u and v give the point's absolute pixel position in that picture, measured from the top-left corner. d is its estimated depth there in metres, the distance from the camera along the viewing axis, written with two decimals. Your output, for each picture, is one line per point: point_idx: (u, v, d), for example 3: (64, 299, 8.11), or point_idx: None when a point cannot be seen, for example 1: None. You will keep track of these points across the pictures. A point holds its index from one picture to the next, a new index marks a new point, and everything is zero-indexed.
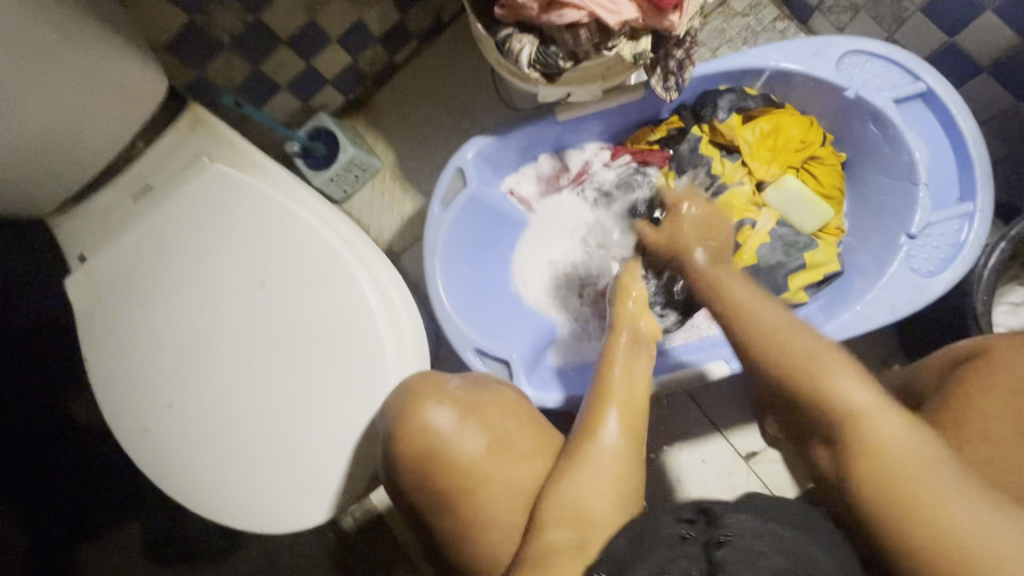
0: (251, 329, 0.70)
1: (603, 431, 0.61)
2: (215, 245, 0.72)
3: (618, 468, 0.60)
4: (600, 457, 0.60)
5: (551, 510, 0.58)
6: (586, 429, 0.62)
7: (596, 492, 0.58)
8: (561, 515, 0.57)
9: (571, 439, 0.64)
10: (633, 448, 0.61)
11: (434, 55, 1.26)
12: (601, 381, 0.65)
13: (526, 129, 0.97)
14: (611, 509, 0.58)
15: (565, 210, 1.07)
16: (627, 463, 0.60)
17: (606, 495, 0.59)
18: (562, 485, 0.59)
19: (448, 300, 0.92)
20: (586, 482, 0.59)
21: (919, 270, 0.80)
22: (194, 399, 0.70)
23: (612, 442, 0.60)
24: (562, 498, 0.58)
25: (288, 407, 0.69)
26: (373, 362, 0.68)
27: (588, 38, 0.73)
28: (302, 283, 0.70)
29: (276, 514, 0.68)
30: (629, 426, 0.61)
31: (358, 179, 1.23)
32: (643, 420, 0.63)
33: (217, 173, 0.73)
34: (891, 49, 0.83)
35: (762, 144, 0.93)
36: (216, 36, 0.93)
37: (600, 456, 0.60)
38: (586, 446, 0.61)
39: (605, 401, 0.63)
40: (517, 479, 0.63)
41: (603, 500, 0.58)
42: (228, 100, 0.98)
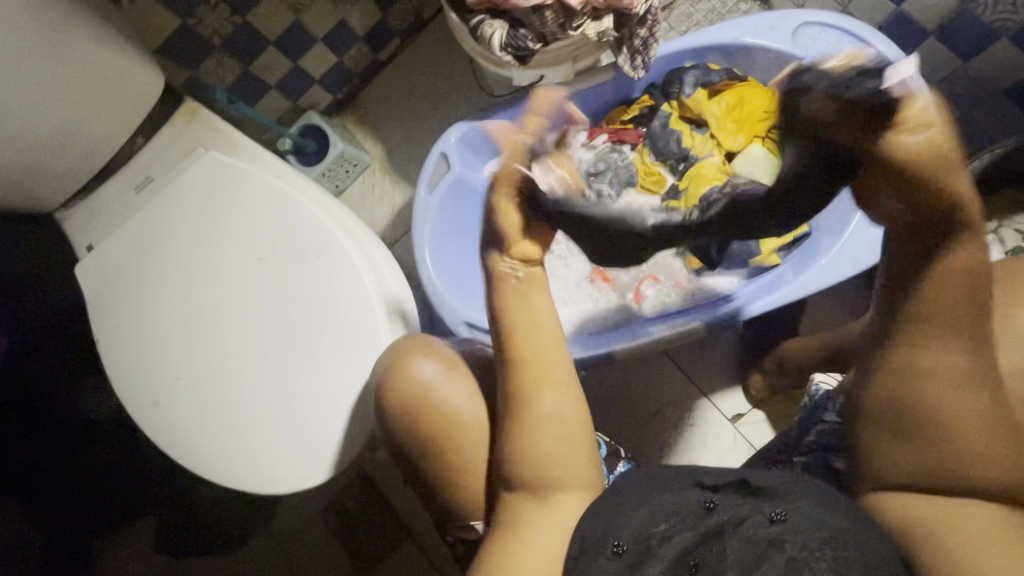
0: (250, 303, 0.75)
1: (530, 390, 0.62)
2: (213, 227, 0.77)
3: (556, 416, 0.63)
4: (534, 413, 0.62)
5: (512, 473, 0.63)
6: (514, 387, 0.63)
7: (540, 453, 0.62)
8: (523, 478, 0.63)
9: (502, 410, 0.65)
10: (567, 402, 0.64)
11: (417, 53, 1.32)
12: (524, 354, 0.63)
13: (505, 113, 1.03)
14: (562, 457, 0.62)
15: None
16: (564, 420, 0.63)
17: (553, 445, 0.62)
18: (512, 448, 0.63)
19: (438, 278, 0.97)
20: (530, 439, 0.62)
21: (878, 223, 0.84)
22: (198, 370, 0.74)
23: (547, 410, 0.62)
24: (515, 459, 0.62)
25: (288, 374, 0.73)
26: (365, 327, 0.73)
27: (554, 19, 0.79)
28: (296, 258, 0.75)
29: (280, 474, 0.72)
30: (557, 387, 0.63)
31: (348, 173, 1.29)
32: (565, 366, 0.64)
33: (213, 160, 0.78)
34: (843, 19, 0.89)
35: (727, 116, 0.98)
36: (208, 39, 0.98)
37: (535, 414, 0.62)
38: (519, 416, 0.63)
39: (522, 371, 0.63)
40: (492, 426, 0.67)
41: (554, 458, 0.62)
42: (222, 96, 1.07)
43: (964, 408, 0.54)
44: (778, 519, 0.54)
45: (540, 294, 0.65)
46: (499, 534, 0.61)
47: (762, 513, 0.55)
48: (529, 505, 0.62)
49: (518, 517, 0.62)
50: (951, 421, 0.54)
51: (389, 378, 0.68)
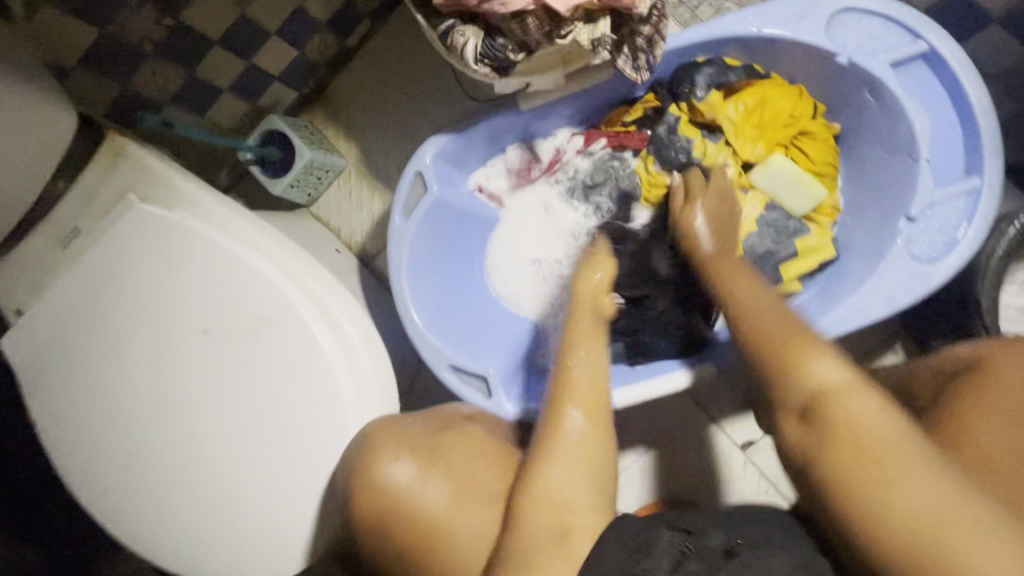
0: (202, 381, 0.66)
1: (565, 419, 0.59)
2: (152, 291, 0.67)
3: (590, 451, 0.58)
4: (567, 441, 0.58)
5: (528, 506, 0.57)
6: (553, 410, 0.60)
7: (565, 481, 0.57)
8: (548, 505, 0.56)
9: (534, 436, 0.61)
10: (600, 430, 0.59)
11: (389, 36, 1.16)
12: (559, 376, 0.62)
13: (487, 122, 0.89)
14: (591, 491, 0.57)
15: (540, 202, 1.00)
16: (593, 446, 0.58)
17: (587, 481, 0.57)
18: (538, 470, 0.58)
19: (418, 316, 0.86)
20: (562, 469, 0.57)
21: (920, 256, 0.73)
22: (151, 455, 0.66)
23: (576, 426, 0.59)
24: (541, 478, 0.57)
25: (250, 462, 0.65)
26: (332, 403, 0.64)
27: (538, 27, 0.65)
28: (249, 330, 0.65)
29: (247, 565, 0.65)
30: (591, 410, 0.59)
31: (321, 181, 1.16)
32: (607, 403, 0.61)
33: (145, 213, 0.67)
34: (888, 5, 0.73)
35: (745, 121, 0.85)
36: (138, 46, 0.83)
37: (578, 435, 0.58)
38: (551, 433, 0.59)
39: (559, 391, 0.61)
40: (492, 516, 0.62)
41: (577, 492, 0.57)
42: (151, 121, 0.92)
43: (831, 383, 0.52)
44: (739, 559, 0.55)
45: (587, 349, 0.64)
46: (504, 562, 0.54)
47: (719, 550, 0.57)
48: (546, 534, 0.55)
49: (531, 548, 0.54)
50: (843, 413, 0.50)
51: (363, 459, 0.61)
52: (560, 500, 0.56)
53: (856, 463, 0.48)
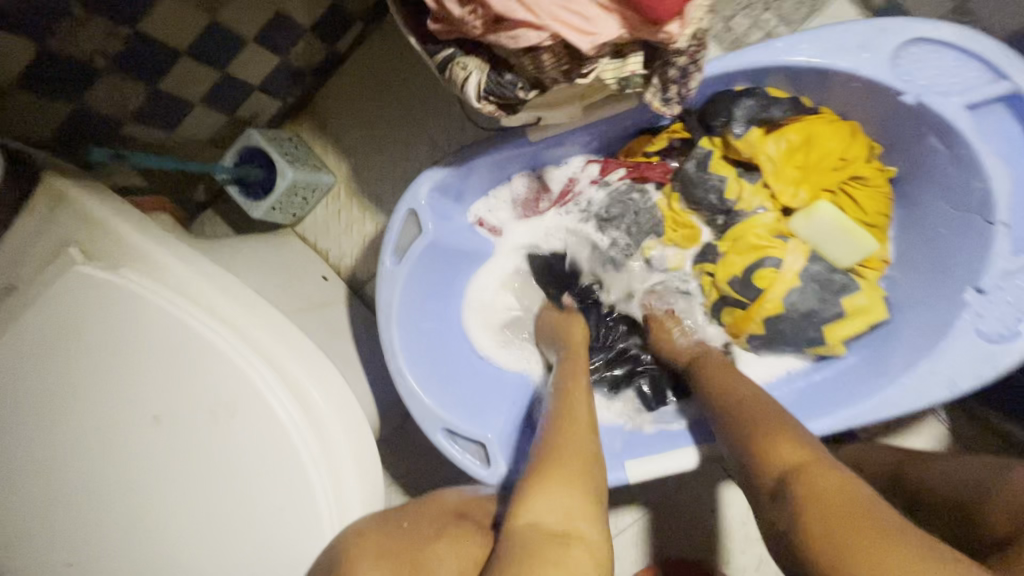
0: (153, 474, 0.57)
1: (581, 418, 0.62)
2: (96, 368, 0.57)
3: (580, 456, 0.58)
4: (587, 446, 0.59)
5: (530, 509, 0.53)
6: (554, 427, 0.62)
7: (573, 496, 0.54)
8: (548, 517, 0.52)
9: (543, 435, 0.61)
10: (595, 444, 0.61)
11: (384, 39, 1.04)
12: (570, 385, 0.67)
13: (490, 153, 0.77)
14: (580, 507, 0.53)
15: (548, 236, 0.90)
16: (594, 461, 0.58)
17: (577, 497, 0.54)
18: (534, 490, 0.55)
19: (411, 373, 0.77)
20: (560, 489, 0.54)
21: (989, 334, 0.64)
22: (93, 559, 0.57)
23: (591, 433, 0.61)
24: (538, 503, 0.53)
25: (210, 568, 0.56)
26: (304, 503, 0.55)
27: (554, 64, 0.53)
28: (206, 417, 0.56)
29: None
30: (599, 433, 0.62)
31: (307, 201, 1.06)
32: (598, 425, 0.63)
33: (89, 274, 0.58)
34: (968, 36, 0.62)
35: (788, 161, 0.74)
36: (90, 61, 0.72)
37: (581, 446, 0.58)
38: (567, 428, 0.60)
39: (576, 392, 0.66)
40: None
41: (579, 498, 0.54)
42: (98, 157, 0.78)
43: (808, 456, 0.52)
44: None
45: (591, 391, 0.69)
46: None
47: None
48: (547, 535, 0.51)
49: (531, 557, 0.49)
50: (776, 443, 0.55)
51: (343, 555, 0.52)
52: (563, 520, 0.52)
53: (843, 525, 0.43)
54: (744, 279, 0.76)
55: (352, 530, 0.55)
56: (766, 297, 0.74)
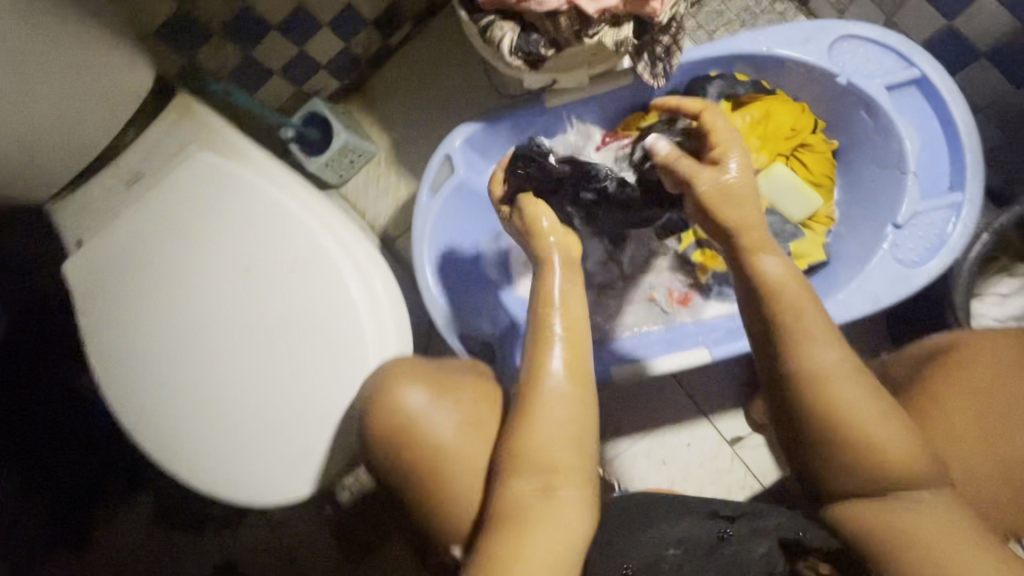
0: (240, 312, 0.73)
1: (549, 370, 0.62)
2: (204, 231, 0.75)
3: (569, 411, 0.61)
4: (552, 395, 0.61)
5: (517, 451, 0.60)
6: (532, 373, 0.63)
7: (552, 441, 0.59)
8: (529, 466, 0.59)
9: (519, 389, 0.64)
10: (579, 390, 0.63)
11: (430, 38, 1.25)
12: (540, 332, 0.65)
13: (514, 114, 0.96)
14: (569, 457, 0.59)
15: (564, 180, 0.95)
16: (573, 407, 0.61)
17: (564, 443, 0.60)
18: (522, 434, 0.60)
19: (435, 286, 0.93)
20: (545, 428, 0.60)
21: (904, 260, 0.80)
22: (185, 379, 0.73)
23: (559, 383, 0.62)
24: (526, 447, 0.59)
25: (274, 390, 0.72)
26: (352, 343, 0.71)
27: (569, 26, 0.73)
28: (285, 271, 0.73)
29: (260, 486, 0.72)
30: (572, 370, 0.63)
31: (353, 164, 1.24)
32: (584, 363, 0.64)
33: (206, 161, 0.76)
34: (886, 34, 0.81)
35: (752, 131, 0.91)
36: (207, 24, 0.93)
37: (551, 397, 0.61)
38: (538, 392, 0.61)
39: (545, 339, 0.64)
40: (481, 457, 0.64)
41: (563, 456, 0.59)
42: (215, 87, 1.00)
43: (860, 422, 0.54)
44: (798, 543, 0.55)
45: (561, 344, 0.64)
46: (496, 529, 0.55)
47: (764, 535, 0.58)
48: (532, 492, 0.57)
49: (520, 507, 0.57)
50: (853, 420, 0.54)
51: (383, 437, 0.65)
52: (550, 458, 0.59)
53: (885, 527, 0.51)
54: None
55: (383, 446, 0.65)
56: None
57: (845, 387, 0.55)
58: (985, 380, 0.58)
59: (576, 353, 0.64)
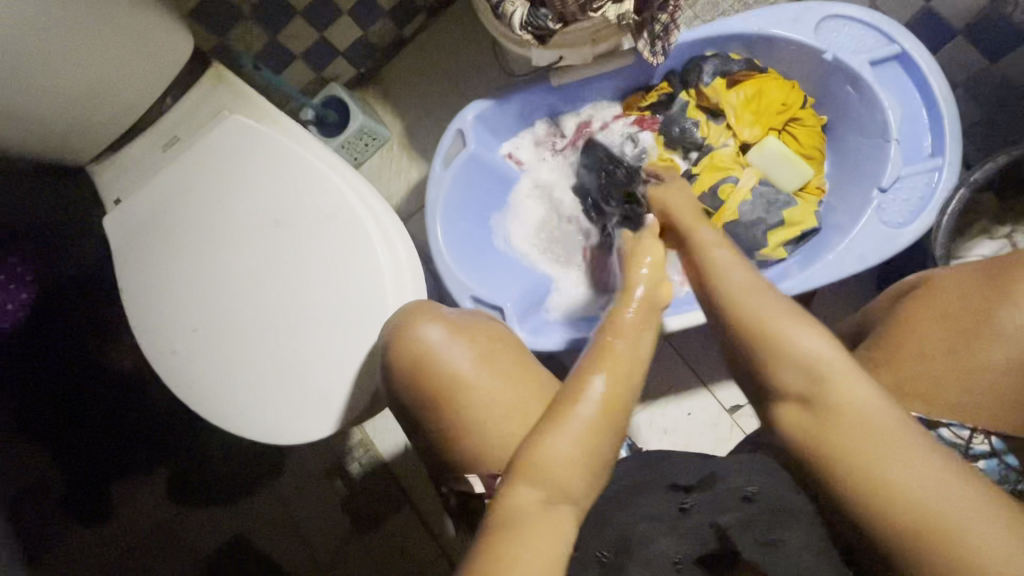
0: (265, 264, 0.78)
1: (589, 394, 0.58)
2: (233, 188, 0.80)
3: (600, 433, 0.57)
4: (578, 421, 0.57)
5: (527, 467, 0.56)
6: (575, 385, 0.59)
7: (564, 457, 0.56)
8: (539, 478, 0.56)
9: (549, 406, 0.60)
10: (615, 415, 0.58)
11: (442, 30, 1.32)
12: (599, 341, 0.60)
13: (523, 93, 1.03)
14: (582, 477, 0.56)
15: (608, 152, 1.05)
16: (599, 429, 0.57)
17: (580, 462, 0.56)
18: (542, 443, 0.57)
19: (447, 251, 0.98)
20: (564, 445, 0.56)
21: (889, 221, 0.85)
22: (215, 326, 0.78)
23: (593, 407, 0.57)
24: (541, 457, 0.56)
25: (299, 335, 0.76)
26: (374, 290, 0.75)
27: (575, 1, 0.79)
28: (313, 223, 0.78)
29: (284, 425, 0.76)
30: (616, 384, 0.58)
31: (367, 147, 1.30)
32: (633, 373, 0.59)
33: (237, 123, 0.81)
34: (868, 13, 0.88)
35: (745, 107, 0.98)
36: (238, 6, 1.00)
37: (582, 419, 0.57)
38: (565, 409, 0.57)
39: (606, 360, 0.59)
40: (492, 392, 0.70)
41: (574, 474, 0.56)
42: (268, 73, 1.11)
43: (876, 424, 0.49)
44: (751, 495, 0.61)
45: (606, 365, 0.59)
46: (488, 534, 0.53)
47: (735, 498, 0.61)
48: (531, 504, 0.55)
49: (518, 513, 0.54)
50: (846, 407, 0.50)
51: (402, 373, 0.70)
52: (555, 473, 0.55)
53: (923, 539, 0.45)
54: (710, 193, 0.98)
55: (403, 381, 0.71)
56: (726, 206, 0.96)
57: (852, 382, 0.50)
58: (950, 308, 0.61)
59: (622, 375, 0.58)
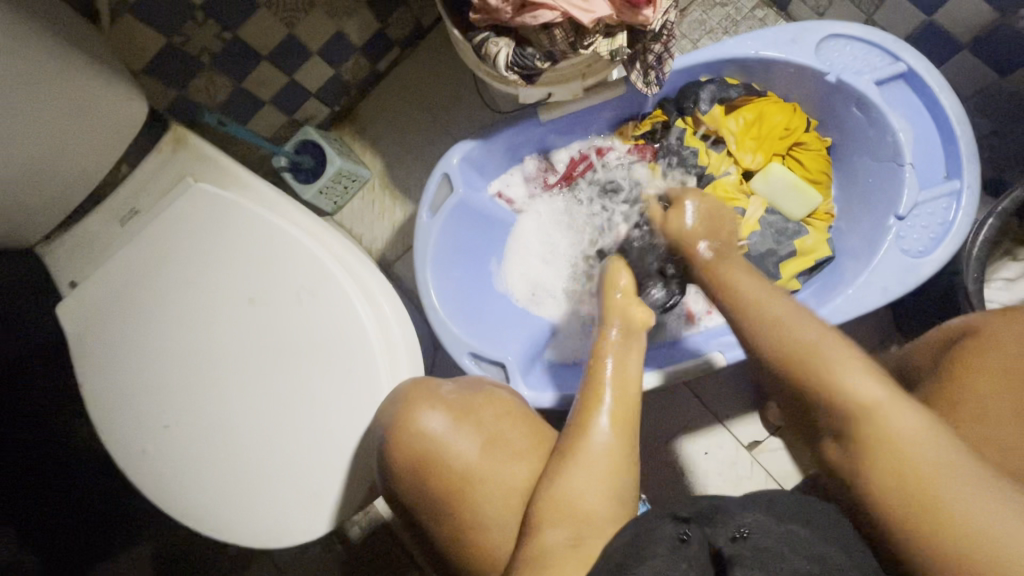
0: (245, 348, 0.70)
1: (596, 429, 0.61)
2: (202, 265, 0.72)
3: (615, 464, 0.60)
4: (596, 452, 0.60)
5: (546, 507, 0.58)
6: (580, 425, 0.62)
7: (587, 490, 0.58)
8: (559, 514, 0.57)
9: (564, 437, 0.63)
10: (625, 443, 0.61)
11: (416, 61, 1.24)
12: (593, 382, 0.64)
13: (509, 130, 0.96)
14: (604, 503, 0.58)
15: (607, 179, 1.02)
16: (617, 459, 0.60)
17: (600, 491, 0.58)
18: (558, 478, 0.60)
19: (441, 307, 0.91)
20: (579, 479, 0.59)
21: (909, 251, 0.80)
22: (192, 421, 0.70)
23: (604, 439, 0.60)
24: (556, 497, 0.58)
25: (285, 427, 0.69)
26: (366, 371, 0.68)
27: (564, 38, 0.74)
28: (292, 299, 0.70)
29: (273, 528, 0.68)
30: (620, 421, 0.62)
31: (347, 190, 1.23)
32: (635, 410, 0.63)
33: (203, 192, 0.73)
34: (871, 31, 0.83)
35: (746, 133, 0.93)
36: (196, 56, 0.93)
37: (594, 451, 0.60)
38: (579, 442, 0.61)
39: (596, 394, 0.63)
40: (503, 481, 0.63)
41: (595, 507, 0.58)
42: (210, 119, 0.97)
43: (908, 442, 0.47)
44: (739, 536, 0.51)
45: (612, 402, 0.63)
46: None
47: (723, 534, 0.52)
48: (561, 540, 0.55)
49: (544, 553, 0.55)
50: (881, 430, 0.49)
51: (406, 474, 0.64)
52: (580, 506, 0.58)
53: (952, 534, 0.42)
54: None
55: (405, 481, 0.64)
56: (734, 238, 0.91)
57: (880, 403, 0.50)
58: (1004, 364, 0.57)
59: (626, 409, 0.62)
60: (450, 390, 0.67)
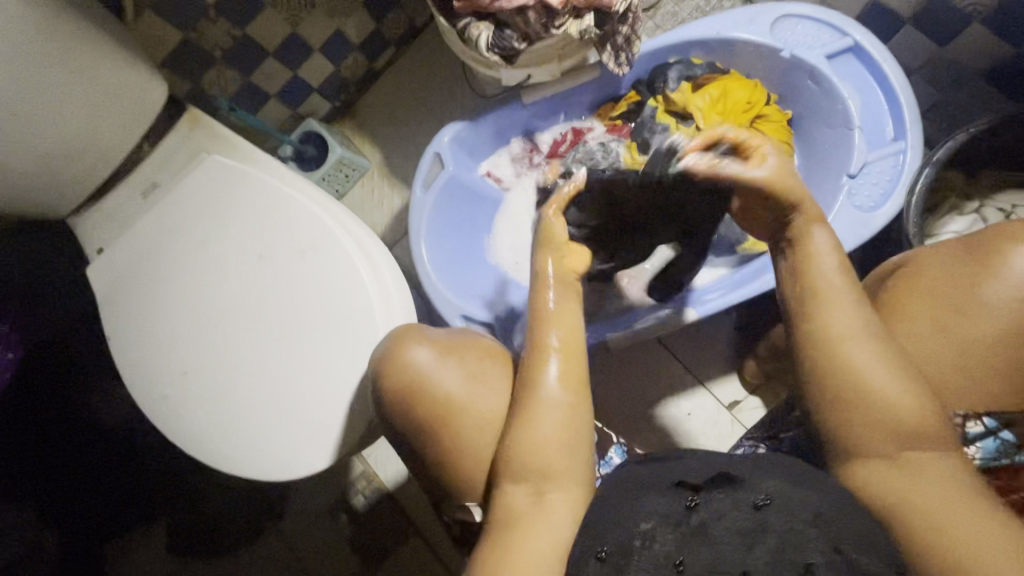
0: (254, 300, 0.78)
1: (546, 385, 0.64)
2: (216, 228, 0.80)
3: (566, 416, 0.64)
4: (547, 407, 0.63)
5: (508, 462, 0.63)
6: (530, 382, 0.65)
7: (543, 443, 0.63)
8: (519, 472, 0.63)
9: (517, 391, 0.66)
10: (575, 393, 0.65)
11: (412, 59, 1.34)
12: (538, 340, 0.65)
13: (496, 111, 1.05)
14: (560, 454, 0.63)
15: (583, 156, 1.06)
16: (568, 411, 0.64)
17: (556, 443, 0.63)
18: (515, 435, 0.64)
19: (434, 273, 0.98)
20: (536, 436, 0.63)
21: (861, 206, 0.87)
22: (206, 366, 0.78)
23: (554, 394, 0.64)
24: (515, 453, 0.63)
25: (290, 370, 0.76)
26: (363, 317, 0.75)
27: (536, 19, 0.82)
28: (296, 255, 0.78)
29: (280, 462, 0.75)
30: (568, 376, 0.64)
31: (348, 178, 1.31)
32: (582, 360, 0.66)
33: (217, 163, 0.82)
34: (819, 10, 0.91)
35: (712, 109, 0.99)
36: (210, 51, 1.02)
37: (546, 407, 0.63)
38: (531, 399, 0.64)
39: (543, 351, 0.65)
40: (476, 421, 0.70)
41: (552, 457, 0.63)
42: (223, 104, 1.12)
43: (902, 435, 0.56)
44: (763, 504, 0.52)
45: (557, 357, 0.65)
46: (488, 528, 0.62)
47: (746, 503, 0.53)
48: (525, 493, 0.62)
49: (513, 508, 0.62)
50: (845, 365, 0.58)
51: (394, 403, 0.71)
52: (538, 458, 0.63)
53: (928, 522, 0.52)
54: None
55: (395, 410, 0.71)
56: None
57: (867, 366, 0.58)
58: (934, 286, 0.64)
59: (572, 361, 0.65)
60: (428, 336, 0.74)
